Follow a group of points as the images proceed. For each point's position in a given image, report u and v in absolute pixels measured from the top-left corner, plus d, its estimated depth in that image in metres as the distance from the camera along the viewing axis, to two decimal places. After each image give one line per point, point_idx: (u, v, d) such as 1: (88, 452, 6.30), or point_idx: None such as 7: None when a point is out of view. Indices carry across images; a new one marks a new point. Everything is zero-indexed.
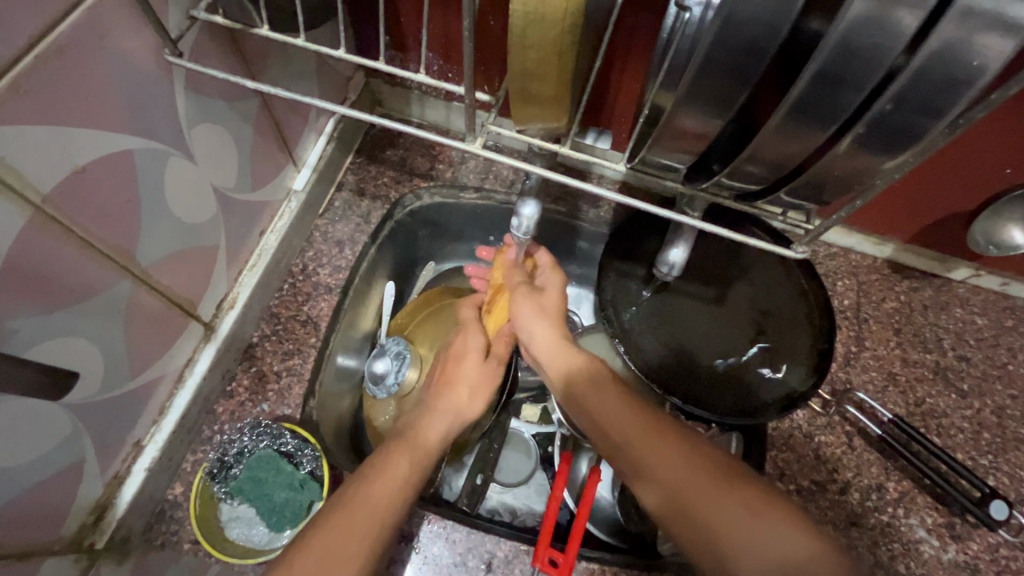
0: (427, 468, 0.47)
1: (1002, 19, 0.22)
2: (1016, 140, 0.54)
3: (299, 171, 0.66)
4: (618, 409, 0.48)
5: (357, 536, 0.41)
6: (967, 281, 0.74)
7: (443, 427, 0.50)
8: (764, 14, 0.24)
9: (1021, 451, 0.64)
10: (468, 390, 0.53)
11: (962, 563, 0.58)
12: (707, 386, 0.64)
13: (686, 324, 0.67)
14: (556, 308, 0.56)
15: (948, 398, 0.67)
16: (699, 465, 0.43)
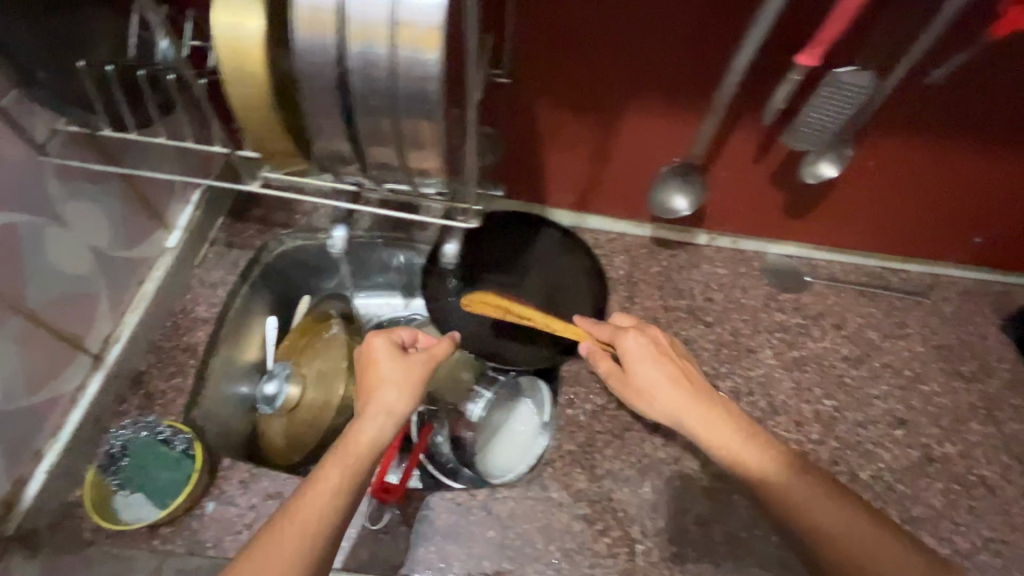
0: (355, 474, 0.56)
1: (419, 72, 0.40)
2: (656, 136, 0.76)
3: (171, 233, 0.84)
4: (671, 393, 0.65)
5: (283, 544, 0.50)
6: (710, 244, 0.99)
7: (375, 429, 0.60)
8: (317, 74, 0.41)
9: (751, 357, 0.87)
10: (393, 390, 0.63)
11: None
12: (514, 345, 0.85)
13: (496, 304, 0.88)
14: (439, 350, 0.68)
15: (698, 328, 0.89)
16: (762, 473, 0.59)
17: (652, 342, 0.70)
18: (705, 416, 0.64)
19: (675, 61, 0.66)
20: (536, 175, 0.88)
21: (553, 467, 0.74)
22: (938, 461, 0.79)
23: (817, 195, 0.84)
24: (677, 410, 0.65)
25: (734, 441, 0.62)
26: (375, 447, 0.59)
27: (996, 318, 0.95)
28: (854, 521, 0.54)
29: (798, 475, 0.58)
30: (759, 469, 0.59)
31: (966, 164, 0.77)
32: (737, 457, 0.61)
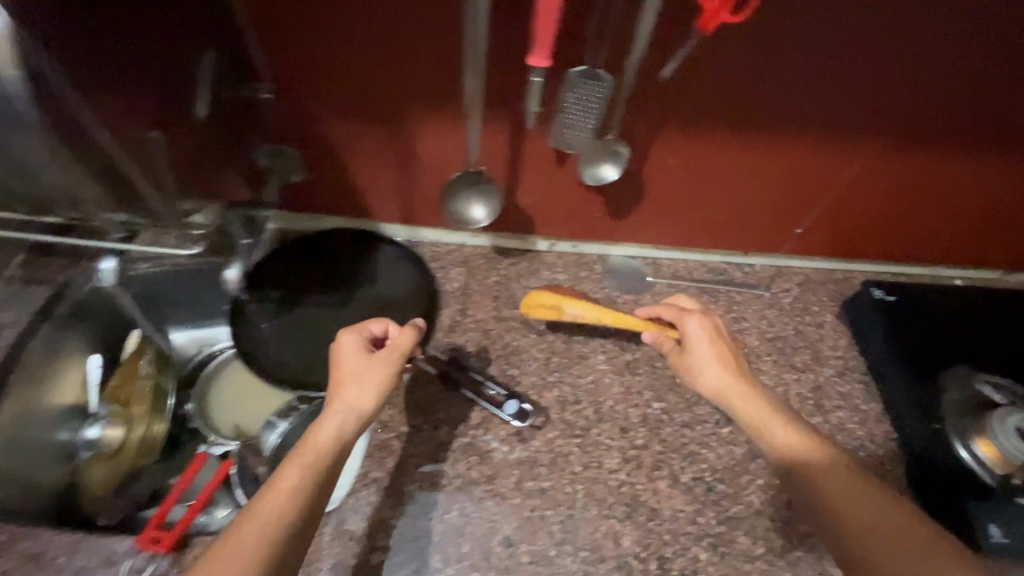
0: (316, 473, 0.56)
1: None
2: (443, 145, 0.75)
3: None
4: (724, 379, 0.66)
5: (242, 546, 0.49)
6: (552, 249, 0.97)
7: (337, 426, 0.59)
8: None
9: (582, 364, 0.85)
10: (358, 387, 0.62)
11: (525, 458, 0.75)
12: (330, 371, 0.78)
13: (316, 328, 0.82)
14: (402, 343, 0.66)
15: (529, 338, 0.87)
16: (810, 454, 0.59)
17: (714, 327, 0.70)
18: (738, 392, 0.65)
19: (436, 68, 0.65)
20: (350, 192, 0.85)
21: (355, 497, 0.70)
22: (761, 456, 0.78)
23: (633, 194, 0.82)
24: (725, 391, 0.66)
25: (783, 425, 0.62)
26: (339, 445, 0.59)
27: (833, 306, 0.95)
28: (875, 504, 0.55)
29: (820, 452, 0.59)
30: (805, 453, 0.59)
31: (763, 157, 0.77)
32: (764, 430, 0.63)
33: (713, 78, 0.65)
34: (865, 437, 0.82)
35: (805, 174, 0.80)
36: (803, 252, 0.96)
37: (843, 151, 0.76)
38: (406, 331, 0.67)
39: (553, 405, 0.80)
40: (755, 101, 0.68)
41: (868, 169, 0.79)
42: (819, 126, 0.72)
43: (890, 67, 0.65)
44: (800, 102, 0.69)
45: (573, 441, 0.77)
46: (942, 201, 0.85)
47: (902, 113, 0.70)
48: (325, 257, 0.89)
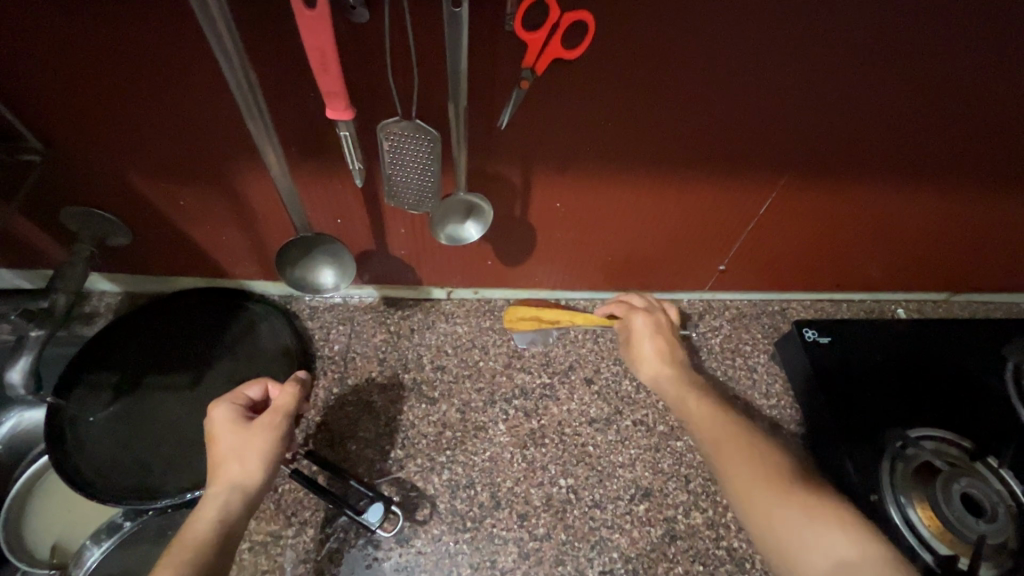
0: (198, 564, 0.48)
1: None
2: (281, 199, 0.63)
3: None
4: (654, 361, 0.69)
5: None
6: (450, 298, 0.85)
7: (212, 513, 0.52)
8: None
9: (479, 436, 0.74)
10: (239, 462, 0.55)
11: (403, 564, 0.64)
12: (169, 473, 0.67)
13: (159, 415, 0.70)
14: (284, 401, 0.59)
15: (419, 409, 0.75)
16: (715, 426, 0.57)
17: (656, 320, 0.74)
18: (659, 369, 0.68)
19: (240, 116, 0.53)
20: (193, 251, 0.72)
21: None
22: (681, 538, 0.68)
23: (521, 241, 0.71)
24: (661, 370, 0.67)
25: (693, 398, 0.61)
26: (218, 529, 0.51)
27: (766, 345, 0.86)
28: (746, 452, 0.52)
29: (729, 427, 0.56)
30: (697, 416, 0.59)
31: (660, 197, 0.67)
32: (683, 404, 0.61)
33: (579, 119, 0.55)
34: None
35: (713, 213, 0.70)
36: (729, 286, 0.87)
37: (748, 188, 0.66)
38: (288, 388, 0.61)
39: (442, 493, 0.69)
40: (633, 143, 0.58)
41: (783, 205, 0.70)
42: (715, 164, 0.62)
43: (781, 103, 0.55)
44: (686, 142, 0.59)
45: (462, 536, 0.66)
46: (871, 230, 0.76)
47: (807, 147, 0.61)
48: (177, 323, 0.77)
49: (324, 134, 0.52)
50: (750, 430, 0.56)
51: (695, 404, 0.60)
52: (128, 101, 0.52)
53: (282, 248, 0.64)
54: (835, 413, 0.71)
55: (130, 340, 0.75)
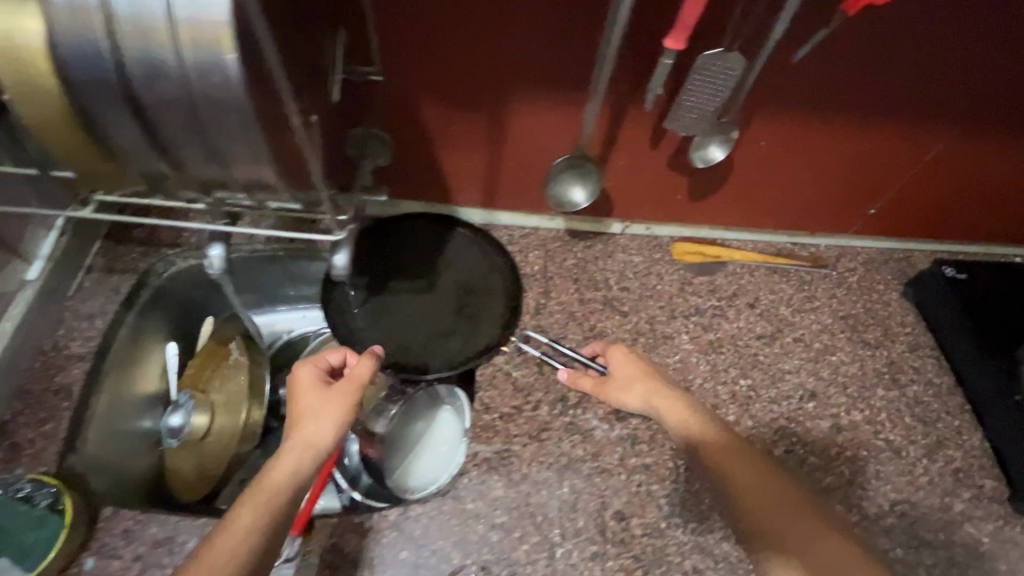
0: (271, 513, 0.54)
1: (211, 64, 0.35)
2: (547, 129, 0.74)
3: (32, 264, 0.75)
4: (659, 396, 0.71)
5: None
6: (624, 232, 0.97)
7: (293, 464, 0.58)
8: (91, 70, 0.37)
9: (667, 342, 0.87)
10: (314, 422, 0.61)
11: (626, 435, 0.77)
12: (428, 356, 0.80)
13: (408, 311, 0.83)
14: (361, 375, 0.65)
15: (613, 320, 0.88)
16: (744, 460, 0.62)
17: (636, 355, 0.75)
18: (657, 397, 0.70)
19: (570, 46, 0.63)
20: (435, 176, 0.84)
21: (468, 476, 0.72)
22: (847, 429, 0.81)
23: (719, 176, 0.84)
24: (665, 412, 0.69)
25: (730, 456, 0.62)
26: (293, 481, 0.57)
27: (898, 284, 0.98)
28: (820, 532, 0.55)
29: (757, 462, 0.62)
30: (743, 479, 0.60)
31: (851, 140, 0.78)
32: (688, 431, 0.67)
33: (827, 64, 0.67)
34: (942, 408, 0.85)
35: (888, 157, 0.82)
36: (868, 232, 0.99)
37: (928, 136, 0.78)
38: (364, 360, 0.67)
39: None
40: (854, 86, 0.70)
41: (950, 153, 0.81)
42: (913, 113, 0.74)
43: (990, 60, 0.67)
44: (896, 87, 0.70)
45: None
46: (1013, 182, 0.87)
47: (994, 101, 0.72)
48: (403, 239, 0.87)
49: (636, 59, 0.63)
50: (776, 472, 0.61)
51: (713, 435, 0.65)
52: (476, 33, 0.63)
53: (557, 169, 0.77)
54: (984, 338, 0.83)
55: (370, 252, 0.86)
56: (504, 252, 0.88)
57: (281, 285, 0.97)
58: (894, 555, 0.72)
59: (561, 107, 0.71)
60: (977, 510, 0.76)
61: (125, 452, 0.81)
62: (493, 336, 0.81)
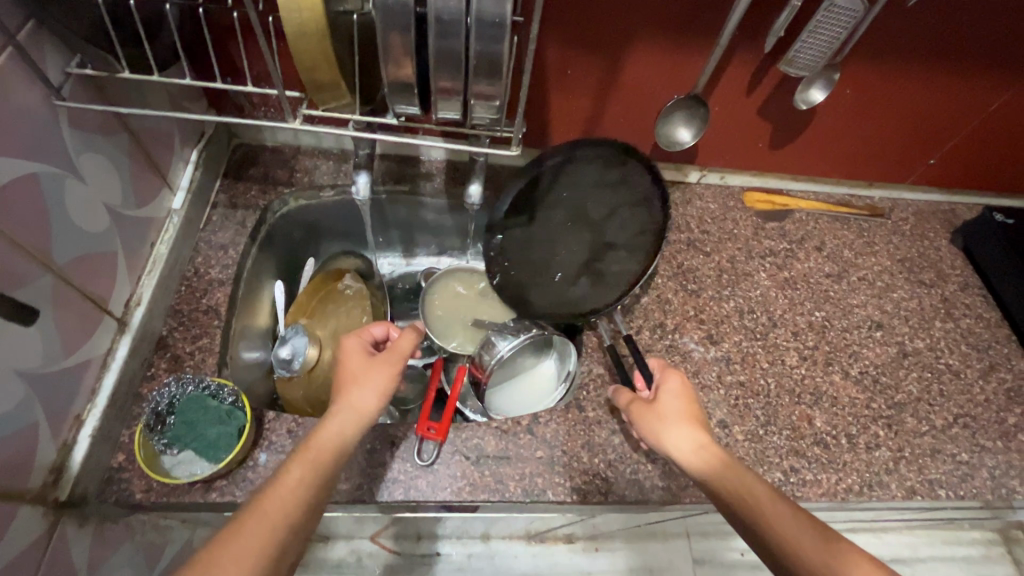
0: (320, 473, 0.56)
1: None
2: (659, 74, 0.81)
3: (175, 193, 0.80)
4: (694, 445, 0.62)
5: (242, 540, 0.49)
6: (700, 181, 1.04)
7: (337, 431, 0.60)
8: None
9: (748, 280, 0.94)
10: (360, 387, 0.64)
11: (720, 356, 0.85)
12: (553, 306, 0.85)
13: (542, 256, 0.85)
14: (405, 343, 0.68)
15: (699, 259, 0.95)
16: (799, 534, 0.52)
17: (684, 390, 0.68)
18: (702, 449, 0.62)
19: None
20: (539, 117, 0.89)
21: (587, 389, 0.79)
22: (911, 354, 0.90)
23: (800, 123, 0.91)
24: (718, 475, 0.59)
25: (805, 528, 0.52)
26: (339, 444, 0.59)
27: (947, 232, 1.07)
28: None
29: (820, 535, 0.51)
30: (818, 554, 0.50)
31: (928, 87, 0.85)
32: (731, 498, 0.57)
33: (925, 15, 0.74)
34: (991, 338, 0.94)
35: (956, 107, 0.89)
36: (921, 185, 1.06)
37: (996, 86, 0.85)
38: (410, 333, 0.69)
39: (733, 314, 0.90)
40: (940, 36, 0.77)
41: (1013, 103, 0.88)
42: (989, 65, 0.82)
43: None
44: (975, 36, 0.77)
45: (756, 345, 0.87)
46: None
47: None
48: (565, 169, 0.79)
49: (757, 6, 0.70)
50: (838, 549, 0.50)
51: (761, 499, 0.56)
52: None
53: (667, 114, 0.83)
54: None
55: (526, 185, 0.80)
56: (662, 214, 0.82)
57: (377, 230, 1.02)
58: (960, 459, 0.81)
59: (678, 53, 0.77)
60: None
61: (247, 378, 0.89)
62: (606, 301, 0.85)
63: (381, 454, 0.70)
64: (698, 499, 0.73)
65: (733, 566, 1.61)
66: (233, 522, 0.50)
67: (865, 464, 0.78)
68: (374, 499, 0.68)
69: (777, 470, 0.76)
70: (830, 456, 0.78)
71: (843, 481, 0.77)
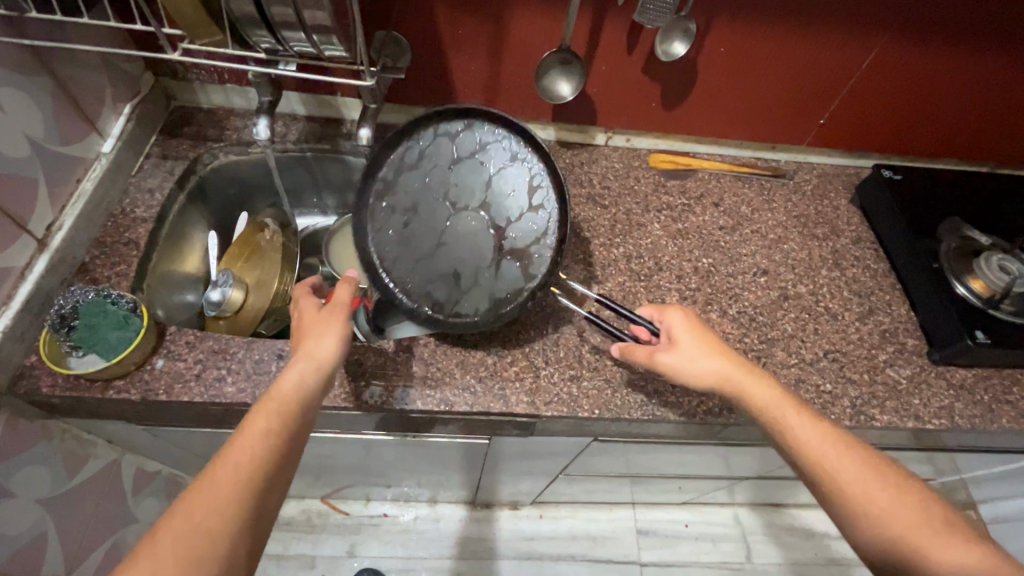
0: (288, 418, 0.59)
1: None
2: (536, 31, 0.89)
3: (105, 140, 0.90)
4: (734, 367, 0.72)
5: (223, 481, 0.52)
6: (608, 143, 1.10)
7: (297, 380, 0.62)
8: None
9: (641, 229, 1.00)
10: (315, 340, 0.66)
11: (601, 294, 0.91)
12: (461, 302, 0.80)
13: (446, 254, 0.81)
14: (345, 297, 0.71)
15: (596, 210, 1.01)
16: (829, 438, 0.65)
17: (692, 319, 0.77)
18: (741, 368, 0.72)
19: None
20: (442, 76, 0.97)
21: None
22: (792, 297, 0.95)
23: (686, 81, 0.98)
24: (749, 390, 0.70)
25: (823, 433, 0.66)
26: (302, 391, 0.62)
27: (847, 192, 1.11)
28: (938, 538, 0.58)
29: (841, 440, 0.66)
30: (834, 455, 0.64)
31: (801, 43, 0.91)
32: (774, 410, 0.68)
33: None
34: (875, 285, 0.99)
35: (833, 64, 0.95)
36: (822, 147, 1.11)
37: (864, 43, 0.91)
38: (347, 285, 0.73)
39: (621, 258, 0.96)
40: None
41: (884, 61, 0.94)
42: (851, 20, 0.87)
43: None
44: None
45: (639, 286, 0.93)
46: (949, 92, 0.99)
47: (921, 9, 0.85)
48: (433, 153, 0.81)
49: None
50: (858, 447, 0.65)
51: (792, 411, 0.68)
52: None
53: (543, 68, 0.92)
54: (916, 231, 0.96)
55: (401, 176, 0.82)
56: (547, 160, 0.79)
57: (306, 186, 1.11)
58: (823, 388, 0.86)
59: (550, 10, 0.85)
60: (899, 359, 0.90)
61: (179, 315, 0.97)
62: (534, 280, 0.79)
63: (268, 364, 0.78)
64: (561, 413, 0.79)
65: (676, 536, 1.63)
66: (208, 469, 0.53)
67: None
68: (255, 401, 0.75)
69: (641, 393, 0.82)
70: None
71: (705, 403, 0.82)
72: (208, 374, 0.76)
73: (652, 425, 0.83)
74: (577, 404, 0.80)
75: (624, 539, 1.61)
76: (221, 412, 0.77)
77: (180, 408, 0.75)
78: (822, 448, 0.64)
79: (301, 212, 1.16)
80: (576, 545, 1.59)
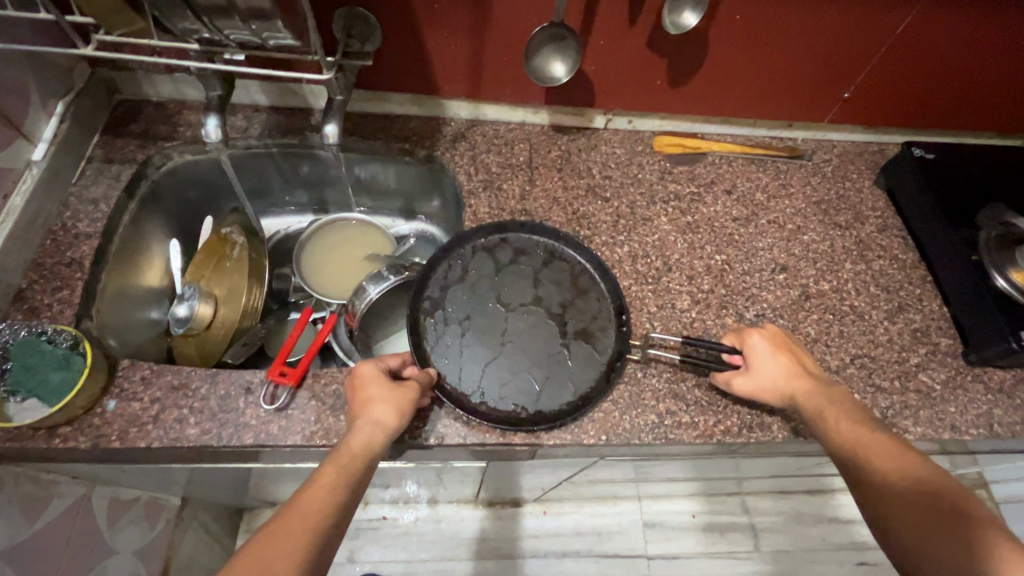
0: (352, 477, 0.57)
1: None
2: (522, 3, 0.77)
3: (36, 145, 0.79)
4: (810, 386, 0.68)
5: (290, 536, 0.51)
6: (608, 126, 0.99)
7: (366, 438, 0.61)
8: None
9: (646, 225, 0.90)
10: (384, 403, 0.64)
11: None
12: (542, 396, 0.73)
13: (507, 345, 0.76)
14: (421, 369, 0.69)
15: (597, 205, 0.91)
16: (875, 441, 0.60)
17: (775, 337, 0.74)
18: (802, 383, 0.69)
19: None
20: (419, 57, 0.86)
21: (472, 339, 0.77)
22: (814, 296, 0.87)
23: (696, 54, 0.86)
24: (810, 402, 0.67)
25: (869, 438, 0.60)
26: (368, 455, 0.60)
27: (871, 172, 1.01)
28: (947, 533, 0.50)
29: (893, 445, 0.59)
30: (872, 458, 0.58)
31: (830, 6, 0.79)
32: (821, 419, 0.65)
33: None
34: (904, 279, 0.90)
35: (863, 31, 0.83)
36: (844, 123, 1.01)
37: (898, 6, 0.79)
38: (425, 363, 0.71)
39: (625, 259, 0.87)
40: None
41: (921, 26, 0.82)
42: None
43: None
44: None
45: (647, 290, 0.84)
46: (992, 60, 0.88)
47: None
48: (475, 267, 0.81)
49: None
50: (912, 456, 0.58)
51: (843, 418, 0.64)
52: None
53: (531, 45, 0.80)
54: (953, 218, 0.87)
55: (457, 273, 0.81)
56: (584, 250, 0.83)
57: (277, 185, 1.00)
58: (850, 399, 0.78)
59: None
60: (932, 362, 0.83)
61: (141, 339, 0.87)
62: (603, 371, 0.75)
63: (236, 399, 0.69)
64: (564, 441, 0.72)
65: (683, 527, 1.60)
66: (276, 519, 0.52)
67: (748, 406, 0.76)
68: (221, 444, 0.67)
69: (652, 413, 0.74)
70: (711, 399, 0.76)
71: (722, 422, 0.74)
72: (168, 415, 0.67)
73: (663, 448, 0.75)
74: (581, 429, 0.73)
75: (629, 532, 1.58)
76: (187, 455, 0.69)
77: (138, 453, 0.67)
78: (861, 451, 0.59)
79: (274, 211, 1.05)
80: (581, 541, 1.56)
